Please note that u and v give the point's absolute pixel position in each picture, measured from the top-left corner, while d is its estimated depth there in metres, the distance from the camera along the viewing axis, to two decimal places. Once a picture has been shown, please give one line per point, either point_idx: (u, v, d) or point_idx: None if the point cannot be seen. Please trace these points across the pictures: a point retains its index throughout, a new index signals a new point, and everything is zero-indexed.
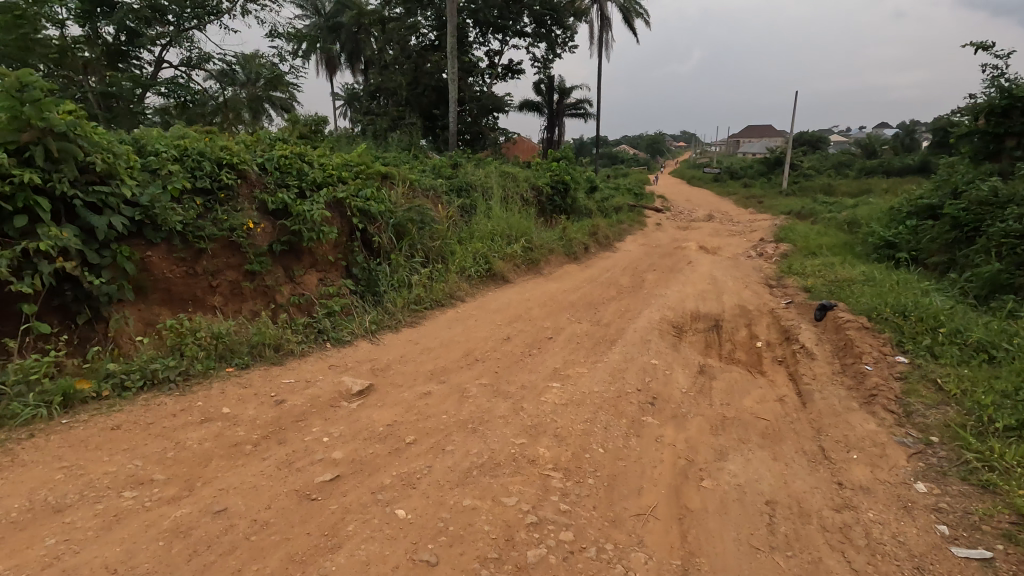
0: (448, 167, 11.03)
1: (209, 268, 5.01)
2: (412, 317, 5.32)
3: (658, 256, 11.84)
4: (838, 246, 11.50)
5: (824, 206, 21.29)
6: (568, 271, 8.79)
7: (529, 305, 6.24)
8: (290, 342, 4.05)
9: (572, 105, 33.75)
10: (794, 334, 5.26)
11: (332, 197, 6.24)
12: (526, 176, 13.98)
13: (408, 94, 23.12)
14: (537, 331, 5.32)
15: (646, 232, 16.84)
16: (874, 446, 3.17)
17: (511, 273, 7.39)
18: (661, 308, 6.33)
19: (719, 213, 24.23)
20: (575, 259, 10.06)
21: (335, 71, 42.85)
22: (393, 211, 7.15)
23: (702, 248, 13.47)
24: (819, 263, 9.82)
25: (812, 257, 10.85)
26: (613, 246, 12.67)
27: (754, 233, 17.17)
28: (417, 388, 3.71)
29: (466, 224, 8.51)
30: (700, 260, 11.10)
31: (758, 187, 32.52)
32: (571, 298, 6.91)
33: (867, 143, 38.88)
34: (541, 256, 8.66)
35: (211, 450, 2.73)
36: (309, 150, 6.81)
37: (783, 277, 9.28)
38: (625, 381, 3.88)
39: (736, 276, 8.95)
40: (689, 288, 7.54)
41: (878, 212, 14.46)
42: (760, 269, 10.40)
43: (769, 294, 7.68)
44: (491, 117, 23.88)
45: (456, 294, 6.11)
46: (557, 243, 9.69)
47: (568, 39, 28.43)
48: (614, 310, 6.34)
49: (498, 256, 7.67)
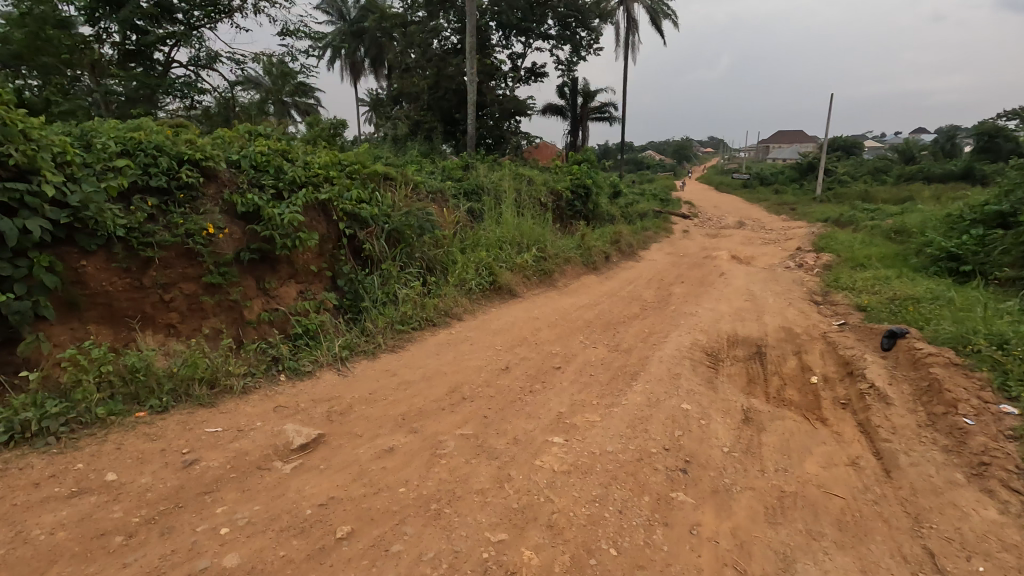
0: (458, 170, 10.26)
1: (160, 280, 4.31)
2: (397, 340, 4.53)
3: (686, 267, 10.87)
4: (889, 257, 10.36)
5: (865, 214, 19.97)
6: (586, 283, 7.92)
7: (537, 324, 5.40)
8: (229, 378, 3.27)
9: (596, 109, 32.87)
10: (858, 368, 4.30)
11: (315, 199, 5.51)
12: (544, 180, 13.16)
13: (428, 98, 22.55)
14: (542, 358, 4.47)
15: (673, 239, 15.84)
16: (1006, 554, 2.24)
17: (519, 285, 6.57)
18: (693, 330, 5.40)
19: (749, 220, 23.06)
20: (595, 269, 9.20)
21: (358, 75, 42.78)
22: (388, 215, 6.40)
23: (734, 258, 12.44)
24: (870, 276, 8.74)
25: (861, 269, 9.75)
26: (637, 256, 11.74)
27: (789, 242, 16.02)
28: (378, 442, 2.89)
29: (473, 230, 7.73)
30: (733, 271, 10.10)
31: (791, 193, 31.12)
32: (587, 316, 6.03)
33: (906, 147, 37.02)
34: (556, 266, 7.82)
35: (61, 545, 1.95)
36: (294, 148, 6.10)
37: (830, 292, 8.23)
38: (647, 437, 2.99)
39: (776, 290, 7.95)
40: (723, 306, 6.59)
41: (929, 220, 13.23)
42: (801, 282, 9.35)
43: (816, 313, 6.67)
44: (513, 121, 23.19)
45: (453, 311, 5.31)
46: (574, 252, 8.83)
47: (592, 41, 27.61)
48: (638, 333, 5.43)
49: (507, 267, 6.86)
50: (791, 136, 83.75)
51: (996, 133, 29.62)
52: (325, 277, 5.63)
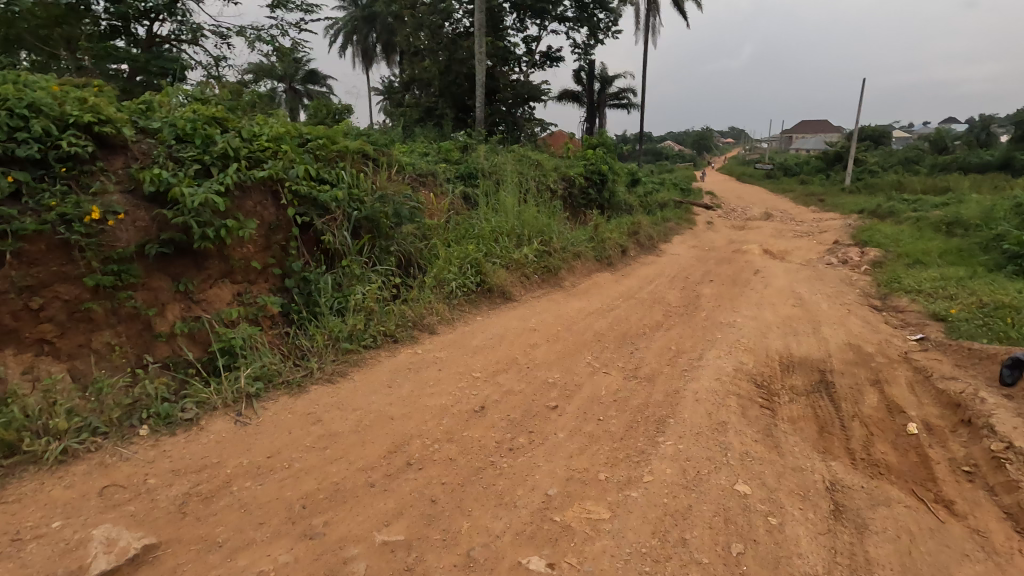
0: (456, 152, 9.08)
1: (23, 282, 3.25)
2: (343, 364, 3.41)
3: (713, 263, 9.60)
4: (950, 254, 8.97)
5: (906, 205, 18.38)
6: (598, 282, 6.73)
7: (533, 339, 4.24)
8: (44, 441, 2.19)
9: (614, 95, 31.39)
10: (978, 414, 3.06)
11: (254, 178, 4.39)
12: (555, 166, 11.93)
13: (437, 82, 21.37)
14: (533, 392, 3.31)
15: (695, 231, 14.52)
16: None
17: (515, 286, 5.41)
18: (735, 348, 4.19)
19: (777, 211, 21.55)
20: (610, 265, 8.01)
21: (370, 63, 41.72)
22: (355, 199, 5.28)
23: (766, 253, 11.12)
24: (935, 276, 7.39)
25: (919, 267, 8.38)
26: (658, 249, 10.48)
27: (824, 235, 14.63)
28: (242, 563, 1.78)
29: (464, 219, 6.57)
30: (769, 268, 8.80)
31: (819, 183, 29.43)
32: (598, 326, 4.86)
33: (942, 135, 34.84)
34: (564, 263, 6.66)
35: None
36: (239, 117, 4.99)
37: (889, 294, 6.94)
38: (685, 559, 1.84)
39: (825, 292, 6.68)
40: (767, 312, 5.35)
41: (987, 211, 11.76)
42: (850, 282, 8.04)
43: (884, 323, 5.40)
44: (527, 107, 21.92)
45: (427, 321, 4.18)
46: (585, 244, 7.63)
47: (611, 23, 26.17)
48: (664, 351, 4.23)
49: (504, 264, 5.70)
50: (815, 126, 81.00)
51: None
52: (269, 275, 4.54)
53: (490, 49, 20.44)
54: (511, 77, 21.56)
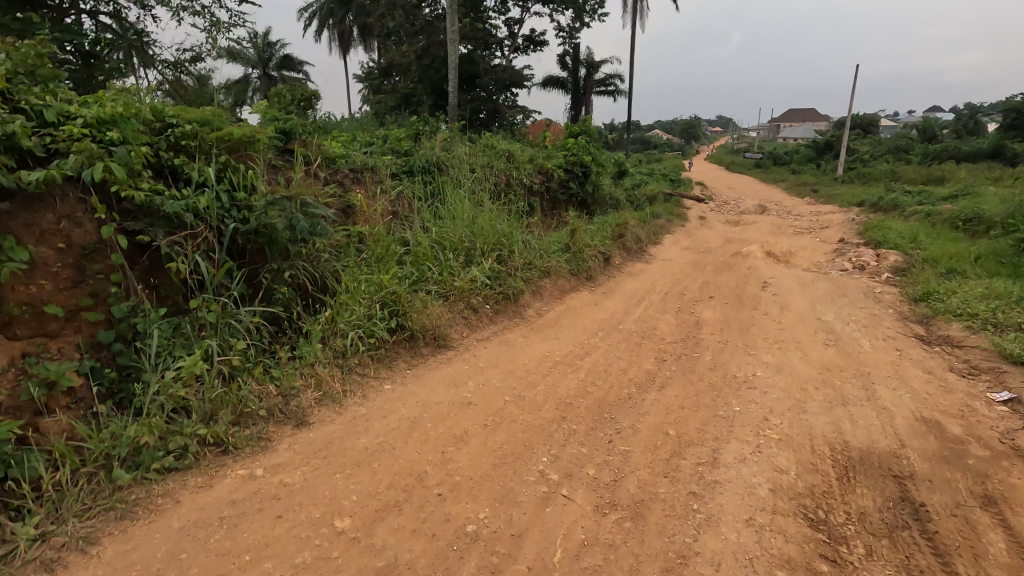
0: (407, 142, 7.57)
1: None
2: (104, 514, 1.97)
3: (711, 271, 8.21)
4: (985, 260, 7.71)
5: (907, 197, 17.21)
6: (572, 307, 5.30)
7: (464, 426, 2.83)
8: None
9: (601, 82, 29.97)
10: None
11: (40, 186, 2.87)
12: (530, 158, 10.44)
13: (412, 66, 19.70)
14: (436, 566, 1.89)
15: (688, 228, 13.21)
16: None
17: (454, 325, 3.99)
18: (769, 439, 2.79)
19: (771, 203, 20.29)
20: (590, 279, 6.59)
21: (348, 49, 39.89)
22: (230, 208, 3.82)
23: (769, 255, 9.81)
24: (982, 292, 6.09)
25: (953, 278, 7.09)
26: (648, 253, 9.11)
27: (828, 231, 13.36)
28: None
29: (398, 227, 5.10)
30: (779, 278, 7.47)
31: (811, 173, 28.31)
32: (567, 389, 3.44)
33: (935, 123, 33.74)
34: (531, 284, 5.24)
35: None
36: (54, 88, 3.45)
37: (932, 317, 5.60)
38: None
39: (858, 316, 5.32)
40: (796, 359, 3.96)
41: (1010, 206, 10.56)
42: (875, 296, 6.72)
43: (950, 368, 4.03)
44: (508, 94, 20.35)
45: (297, 404, 2.74)
46: (559, 255, 6.22)
47: (597, 5, 24.64)
48: (662, 444, 2.82)
49: (442, 293, 4.25)
50: (804, 114, 80.06)
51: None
52: (81, 322, 2.98)
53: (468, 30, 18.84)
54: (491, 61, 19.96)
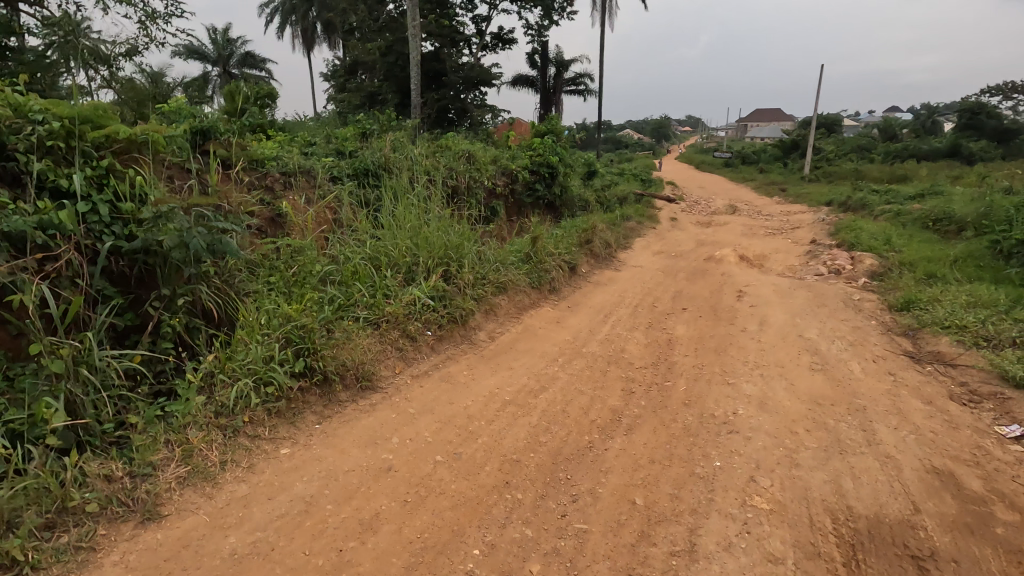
0: (353, 143, 6.89)
1: None
2: None
3: (683, 278, 7.74)
4: (962, 264, 7.43)
5: (874, 196, 17.21)
6: (530, 327, 4.71)
7: (376, 507, 2.21)
8: None
9: (571, 81, 29.61)
10: None
11: None
12: (493, 159, 9.84)
13: (376, 63, 18.91)
14: None
15: (659, 230, 12.81)
16: None
17: (385, 360, 3.37)
18: (759, 512, 2.25)
19: (741, 202, 20.14)
20: (553, 291, 6.02)
21: (312, 47, 38.71)
22: (105, 231, 3.19)
23: (742, 258, 9.43)
24: (966, 300, 5.74)
25: (933, 283, 6.77)
26: (617, 259, 8.61)
27: (799, 232, 13.13)
28: None
29: (329, 240, 4.44)
30: (755, 285, 7.05)
31: (779, 172, 28.45)
32: (516, 440, 2.86)
33: (896, 123, 34.36)
34: (484, 301, 4.63)
35: None
36: None
37: (919, 329, 5.20)
38: None
39: (842, 332, 4.87)
40: (781, 391, 3.45)
41: (980, 206, 10.41)
42: (855, 304, 6.33)
43: (951, 395, 3.57)
44: (476, 93, 19.73)
45: (149, 489, 2.08)
46: (518, 266, 5.64)
47: (566, 3, 24.21)
48: (628, 521, 2.25)
49: (373, 319, 3.60)
50: (770, 114, 81.52)
51: (991, 107, 27.43)
52: None
53: (433, 26, 18.16)
54: (458, 59, 19.31)
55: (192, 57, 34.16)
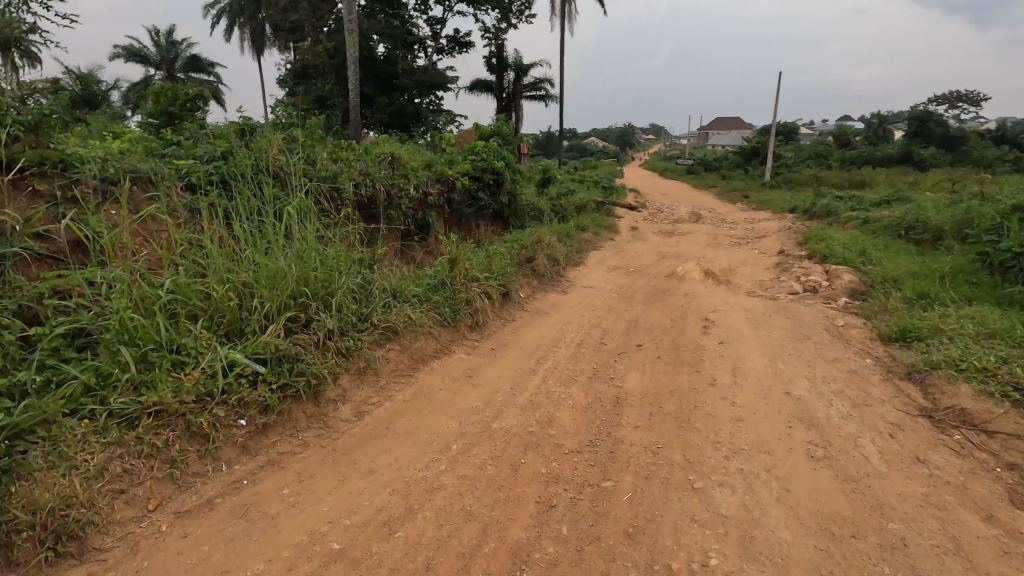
0: (230, 143, 5.49)
1: None
2: None
3: (641, 301, 6.60)
4: (953, 281, 6.52)
5: (838, 202, 16.62)
6: (425, 390, 3.41)
7: None
8: None
9: (532, 87, 28.67)
10: None
11: None
12: (426, 163, 8.53)
13: (318, 64, 17.44)
14: None
15: (618, 241, 11.76)
16: None
17: (133, 491, 2.03)
18: None
19: (704, 210, 19.37)
20: (477, 327, 4.77)
21: (261, 49, 36.82)
22: None
23: (708, 273, 8.40)
24: (976, 329, 4.74)
25: (926, 305, 5.80)
26: (567, 277, 7.44)
27: (766, 241, 12.28)
28: None
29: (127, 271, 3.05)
30: (725, 310, 5.95)
31: (740, 178, 28.05)
32: None
33: (851, 130, 34.62)
34: (360, 356, 3.30)
35: None
36: None
37: (927, 372, 4.12)
38: None
39: (838, 383, 3.74)
40: (772, 511, 2.26)
41: (955, 213, 9.66)
42: (841, 333, 5.28)
43: (1013, 495, 2.44)
44: (429, 97, 18.47)
45: None
46: (425, 298, 4.37)
47: (524, 6, 23.22)
48: None
49: (127, 414, 2.23)
50: (730, 122, 82.86)
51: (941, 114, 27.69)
52: None
53: (381, 26, 16.76)
54: (410, 61, 17.97)
55: (130, 59, 31.82)
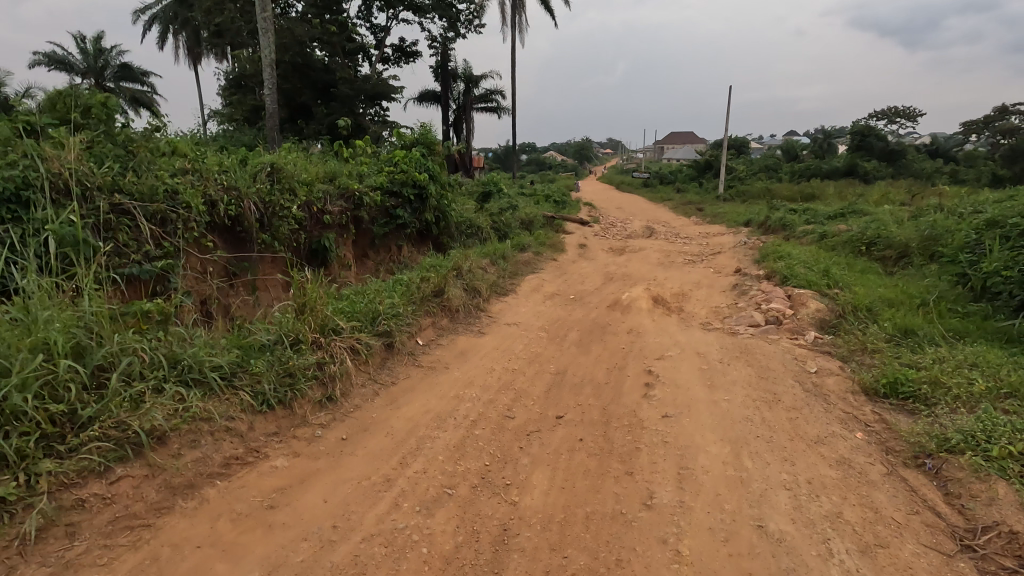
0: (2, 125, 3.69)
1: None
2: None
3: (575, 342, 5.33)
4: (935, 312, 5.53)
5: (791, 215, 15.98)
6: (162, 556, 2.02)
7: None
8: None
9: (483, 98, 27.55)
10: None
11: None
12: (325, 174, 7.03)
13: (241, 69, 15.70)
14: None
15: (562, 261, 10.57)
16: None
17: None
18: None
19: (656, 224, 18.48)
20: (329, 402, 3.36)
21: (198, 58, 34.52)
22: None
23: (659, 300, 7.24)
24: (988, 386, 3.64)
25: (914, 346, 4.74)
26: (487, 310, 6.13)
27: (721, 259, 11.31)
28: None
29: None
30: (675, 355, 4.74)
31: (694, 190, 27.59)
32: None
33: (800, 143, 34.91)
34: (27, 512, 1.95)
35: None
36: None
37: (942, 460, 2.94)
38: None
39: (827, 497, 2.52)
40: None
41: (920, 227, 8.86)
42: (817, 387, 4.12)
43: None
44: (374, 108, 17.01)
45: None
46: (235, 371, 2.96)
47: (474, 15, 22.09)
48: None
49: None
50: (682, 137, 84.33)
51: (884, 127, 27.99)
52: None
53: (317, 31, 15.10)
54: (349, 68, 16.40)
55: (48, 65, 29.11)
